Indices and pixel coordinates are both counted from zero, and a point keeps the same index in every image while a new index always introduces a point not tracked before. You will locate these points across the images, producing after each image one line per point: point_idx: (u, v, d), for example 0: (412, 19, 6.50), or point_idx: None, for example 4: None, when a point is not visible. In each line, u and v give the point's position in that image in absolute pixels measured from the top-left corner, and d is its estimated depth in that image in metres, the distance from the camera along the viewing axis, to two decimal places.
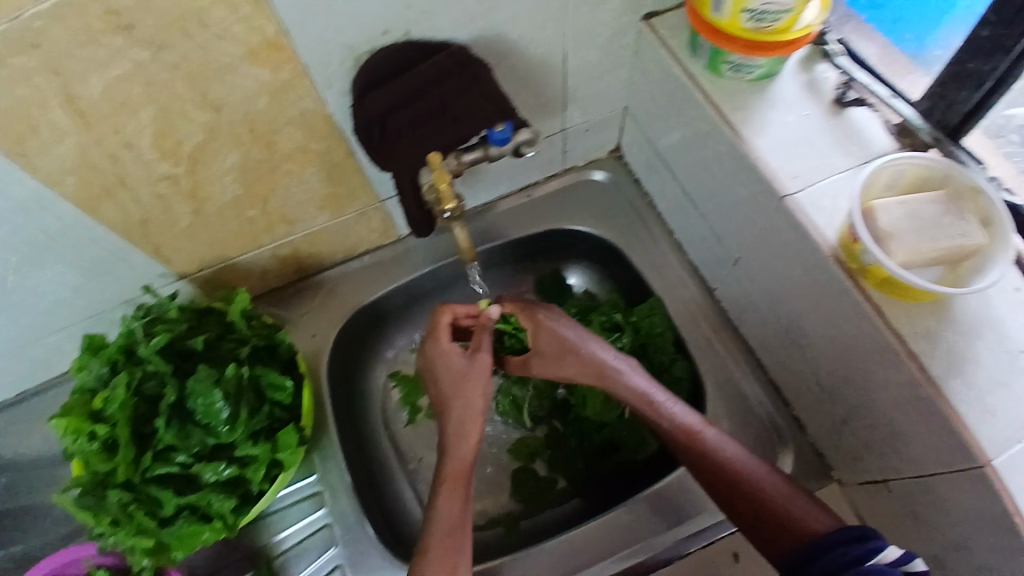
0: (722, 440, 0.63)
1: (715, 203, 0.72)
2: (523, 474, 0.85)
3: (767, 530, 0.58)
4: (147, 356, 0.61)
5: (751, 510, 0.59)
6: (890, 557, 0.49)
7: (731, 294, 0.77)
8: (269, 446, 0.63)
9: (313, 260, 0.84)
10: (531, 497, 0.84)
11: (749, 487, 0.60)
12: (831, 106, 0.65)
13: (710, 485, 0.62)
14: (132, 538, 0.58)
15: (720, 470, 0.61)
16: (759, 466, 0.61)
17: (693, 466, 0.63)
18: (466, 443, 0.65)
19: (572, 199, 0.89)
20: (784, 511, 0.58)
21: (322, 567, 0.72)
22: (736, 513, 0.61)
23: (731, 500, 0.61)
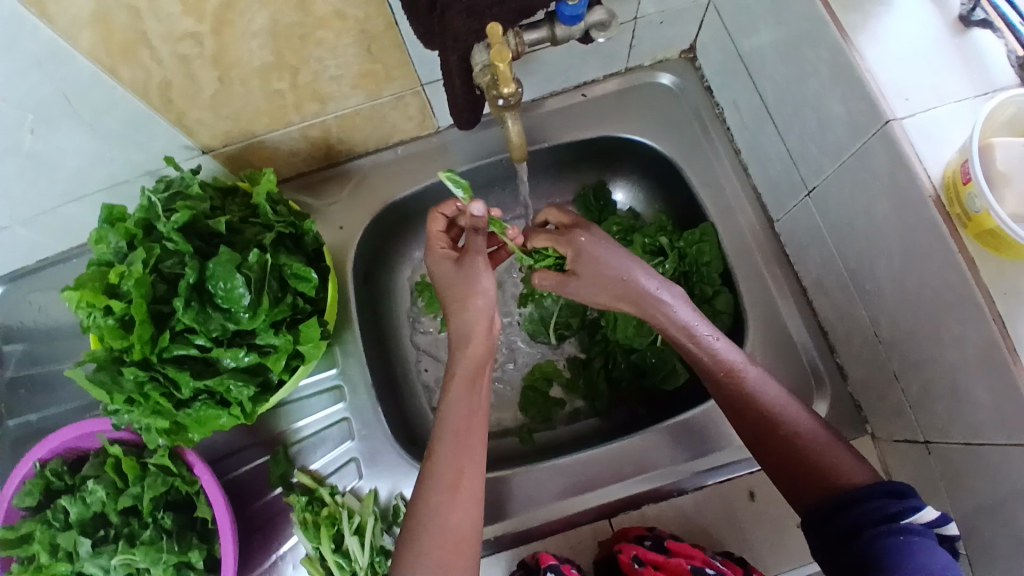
0: (765, 383, 0.59)
1: (798, 123, 0.65)
2: (534, 393, 0.82)
3: (797, 478, 0.56)
4: (168, 233, 0.58)
5: (783, 456, 0.57)
6: (926, 518, 0.49)
7: (795, 226, 0.70)
8: (290, 337, 0.61)
9: (344, 145, 0.79)
10: (543, 415, 0.82)
11: (785, 434, 0.57)
12: (953, 23, 0.56)
13: (743, 427, 0.59)
14: (148, 417, 0.57)
15: (755, 412, 0.58)
16: (799, 412, 0.58)
17: (728, 406, 0.60)
18: (472, 350, 0.61)
19: (631, 103, 0.81)
20: (818, 461, 0.55)
21: (339, 457, 0.73)
22: (766, 459, 0.58)
23: (763, 445, 0.58)
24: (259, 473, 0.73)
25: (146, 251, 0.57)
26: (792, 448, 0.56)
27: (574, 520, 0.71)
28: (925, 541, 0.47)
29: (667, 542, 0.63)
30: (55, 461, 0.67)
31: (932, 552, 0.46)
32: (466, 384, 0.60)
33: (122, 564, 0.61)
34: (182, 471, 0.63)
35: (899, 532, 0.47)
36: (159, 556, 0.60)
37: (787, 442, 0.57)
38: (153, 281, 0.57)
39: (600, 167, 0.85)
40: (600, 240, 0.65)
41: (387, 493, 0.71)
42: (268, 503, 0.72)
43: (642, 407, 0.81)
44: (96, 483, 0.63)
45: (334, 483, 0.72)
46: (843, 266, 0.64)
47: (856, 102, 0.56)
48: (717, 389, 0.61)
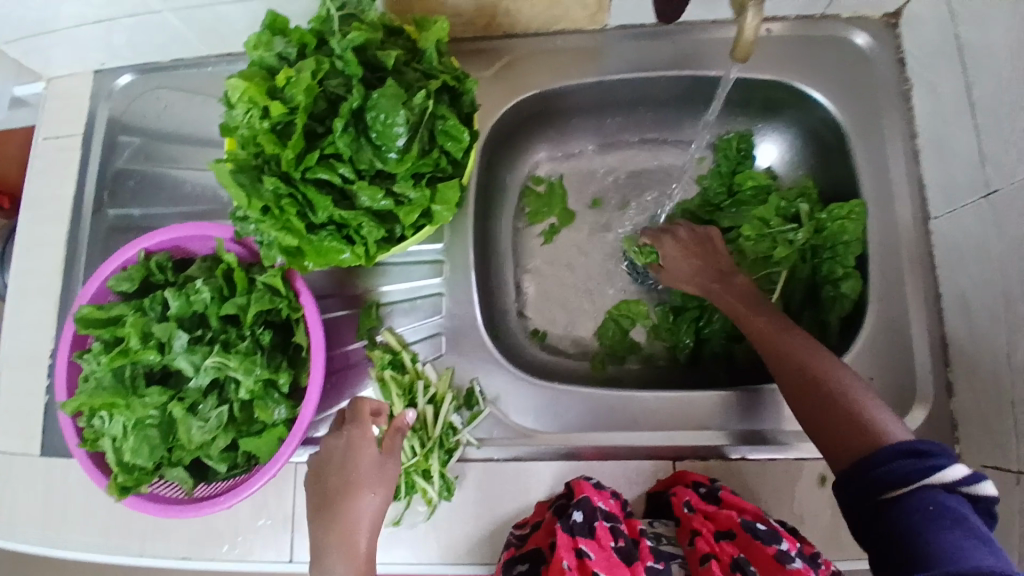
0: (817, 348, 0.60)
1: (1010, 118, 0.59)
2: (617, 324, 0.81)
3: (826, 433, 0.54)
4: (341, 51, 0.56)
5: (815, 410, 0.55)
6: (948, 476, 0.46)
7: (956, 228, 0.66)
8: (427, 193, 0.59)
9: (507, 20, 0.74)
10: (619, 346, 0.81)
11: (821, 387, 0.56)
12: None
13: (780, 377, 0.60)
14: (277, 233, 0.57)
15: (793, 363, 0.59)
16: (846, 373, 0.56)
17: (771, 358, 0.61)
18: (339, 530, 0.57)
19: (818, 54, 0.74)
20: (851, 416, 0.53)
21: (425, 329, 0.73)
22: (803, 413, 0.57)
23: (794, 396, 0.58)
24: (344, 324, 0.74)
25: (316, 63, 0.55)
26: (824, 400, 0.55)
27: (631, 452, 0.71)
28: (950, 504, 0.45)
29: (721, 492, 0.64)
30: (162, 255, 0.68)
31: (961, 523, 0.44)
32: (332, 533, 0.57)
33: (213, 367, 0.62)
34: (289, 296, 0.64)
35: (925, 502, 0.45)
36: (252, 368, 0.61)
37: (820, 394, 0.56)
38: (316, 96, 0.56)
39: (754, 115, 0.80)
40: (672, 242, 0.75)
41: (463, 375, 0.72)
42: (346, 353, 0.73)
43: (722, 370, 0.79)
44: (204, 284, 0.63)
45: (416, 351, 0.72)
46: (1001, 282, 0.61)
47: None
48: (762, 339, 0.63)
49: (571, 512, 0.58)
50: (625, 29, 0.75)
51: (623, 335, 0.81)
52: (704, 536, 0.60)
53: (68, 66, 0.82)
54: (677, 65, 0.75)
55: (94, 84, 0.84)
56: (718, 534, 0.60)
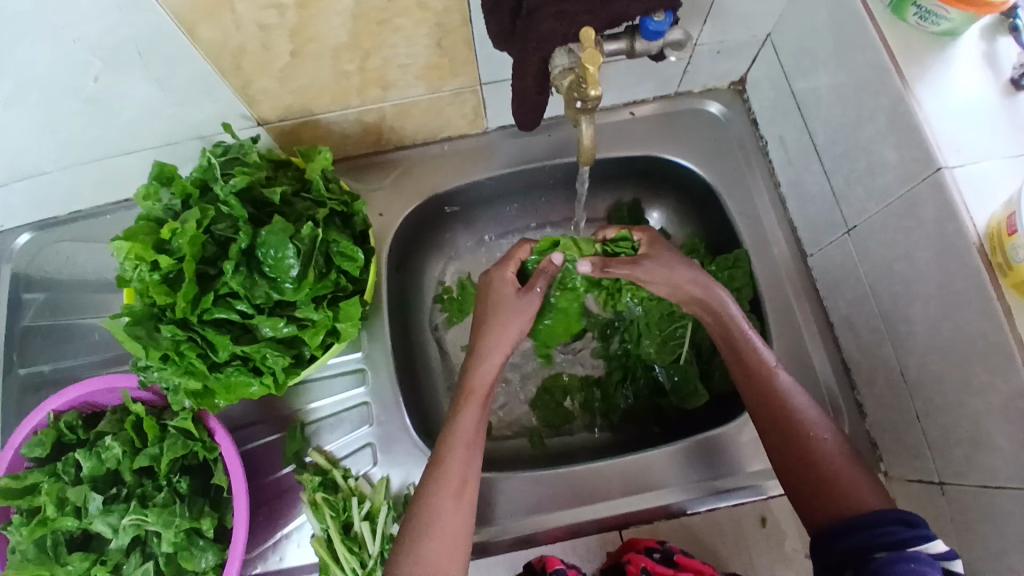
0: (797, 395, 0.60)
1: (846, 162, 0.66)
2: (548, 397, 0.83)
3: (807, 491, 0.56)
4: (225, 196, 0.59)
5: (797, 467, 0.57)
6: (935, 550, 0.46)
7: (829, 262, 0.72)
8: (329, 313, 0.61)
9: (394, 134, 0.80)
10: (553, 419, 0.82)
11: (807, 445, 0.57)
12: (1004, 85, 0.57)
13: (763, 427, 0.60)
14: (180, 377, 0.57)
15: (779, 416, 0.59)
16: (826, 427, 0.58)
17: (755, 403, 0.61)
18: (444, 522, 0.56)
19: (677, 127, 0.82)
20: (836, 480, 0.55)
21: (354, 441, 0.73)
22: (787, 466, 0.58)
23: (780, 448, 0.59)
24: (270, 450, 0.73)
25: (201, 211, 0.57)
26: (807, 461, 0.57)
27: (576, 529, 0.71)
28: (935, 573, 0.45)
29: (676, 556, 0.64)
30: (70, 413, 0.66)
31: None
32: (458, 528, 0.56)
33: (132, 525, 0.60)
34: (203, 436, 0.63)
35: (908, 560, 0.45)
36: (172, 520, 0.59)
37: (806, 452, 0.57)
38: (204, 241, 0.58)
39: (639, 185, 0.86)
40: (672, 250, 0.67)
41: (399, 483, 0.71)
42: (277, 480, 0.72)
43: (655, 424, 0.81)
44: (113, 439, 0.62)
45: (347, 467, 0.71)
46: (876, 305, 0.65)
47: (909, 147, 0.57)
48: (749, 382, 0.61)
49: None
50: (503, 129, 0.83)
51: (556, 407, 0.82)
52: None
53: None
54: (556, 153, 0.82)
55: None
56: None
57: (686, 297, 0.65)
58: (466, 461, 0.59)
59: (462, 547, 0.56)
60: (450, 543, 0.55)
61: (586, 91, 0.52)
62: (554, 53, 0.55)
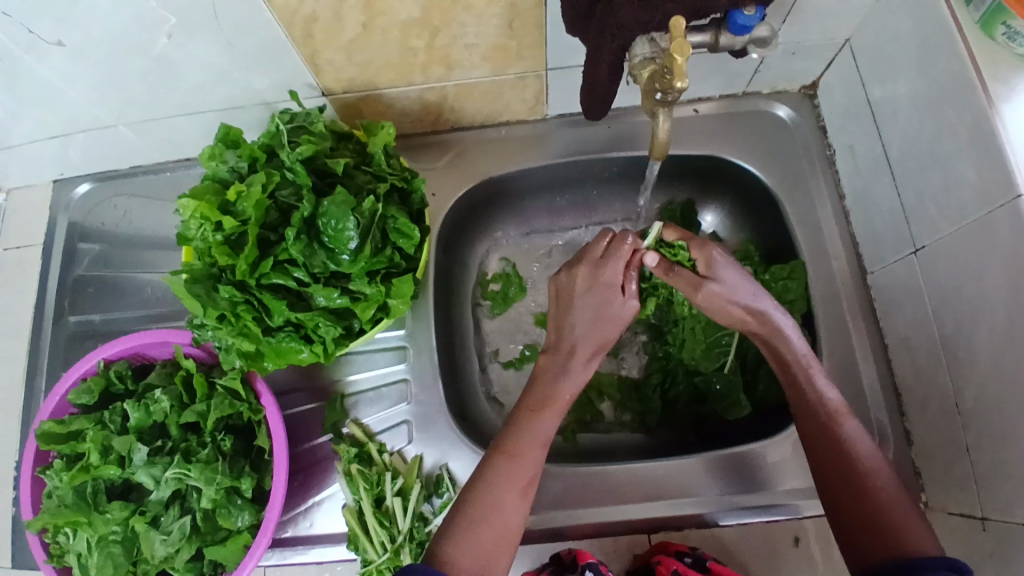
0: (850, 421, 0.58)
1: (920, 178, 0.63)
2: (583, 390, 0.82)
3: (847, 520, 0.55)
4: (290, 163, 0.59)
5: (850, 506, 0.55)
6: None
7: (891, 281, 0.70)
8: (382, 288, 0.61)
9: (453, 114, 0.79)
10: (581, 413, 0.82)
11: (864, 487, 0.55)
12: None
13: (818, 468, 0.58)
14: (234, 338, 0.58)
15: (837, 454, 0.57)
16: (886, 473, 0.56)
17: (811, 441, 0.59)
18: (500, 509, 0.57)
19: (740, 128, 0.80)
20: (876, 514, 0.53)
21: (392, 417, 0.73)
22: (828, 489, 0.57)
23: (830, 485, 0.56)
24: (309, 418, 0.74)
25: (266, 177, 0.58)
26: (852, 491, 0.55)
27: (603, 527, 0.71)
28: None
29: (709, 563, 0.64)
30: (121, 364, 0.68)
31: None
32: (508, 519, 0.57)
33: (174, 478, 0.61)
34: (249, 399, 0.64)
35: None
36: (214, 477, 0.61)
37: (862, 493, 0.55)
38: (267, 206, 0.58)
39: (696, 186, 0.85)
40: (728, 259, 0.65)
41: (432, 462, 0.71)
42: (314, 447, 0.73)
43: (692, 432, 0.80)
44: (163, 392, 0.64)
45: (383, 441, 0.72)
46: (937, 330, 0.63)
47: (990, 168, 0.54)
48: (801, 404, 0.60)
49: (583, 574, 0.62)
50: (562, 117, 0.82)
51: (588, 404, 0.82)
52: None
53: (30, 180, 0.84)
54: (614, 146, 0.81)
55: (55, 196, 0.85)
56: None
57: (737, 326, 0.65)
58: (538, 462, 0.59)
59: (509, 538, 0.56)
60: (502, 537, 0.56)
61: (671, 80, 0.49)
62: (635, 42, 0.54)
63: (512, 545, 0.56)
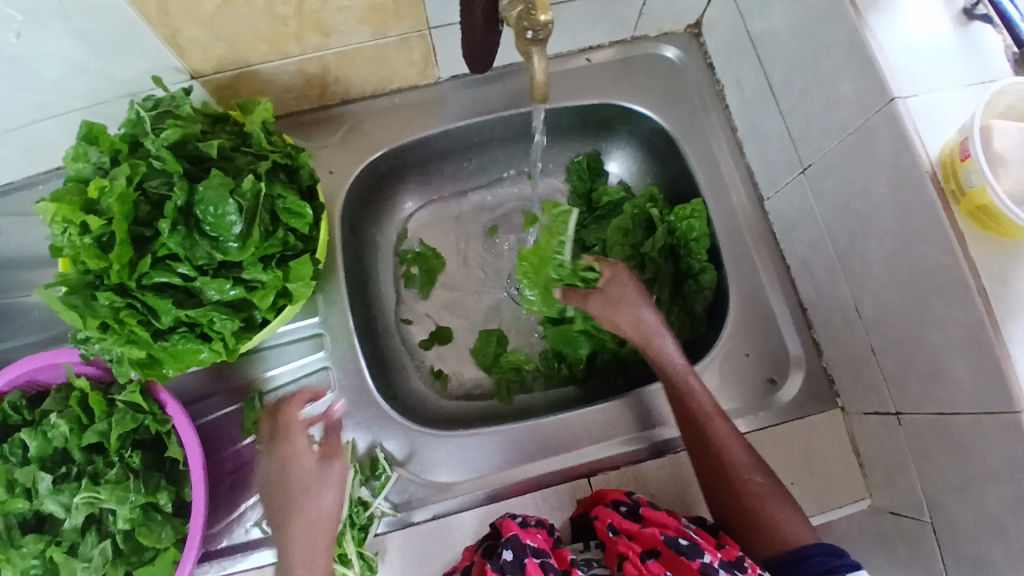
0: (730, 436, 0.64)
1: (801, 102, 0.65)
2: (490, 341, 0.82)
3: (741, 537, 0.60)
4: (156, 150, 0.55)
5: (738, 518, 0.61)
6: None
7: (785, 205, 0.72)
8: (279, 274, 0.58)
9: (340, 86, 0.76)
10: (485, 357, 0.82)
11: (728, 475, 0.62)
12: (957, 15, 0.56)
13: (710, 488, 0.63)
14: (122, 347, 0.54)
15: (719, 467, 0.63)
16: (755, 466, 0.63)
17: (693, 445, 0.65)
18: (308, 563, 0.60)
19: (633, 73, 0.81)
20: (766, 522, 0.60)
21: (317, 406, 0.71)
22: (719, 510, 0.62)
23: (723, 504, 0.62)
24: (229, 421, 0.70)
25: (130, 167, 0.54)
26: (743, 506, 0.61)
27: (550, 480, 0.71)
28: None
29: (641, 509, 0.63)
30: (15, 393, 0.61)
31: None
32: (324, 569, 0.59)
33: (85, 503, 0.57)
34: (153, 409, 0.60)
35: None
36: (126, 496, 0.57)
37: (728, 478, 0.62)
38: (136, 200, 0.54)
39: (597, 135, 0.86)
40: (629, 278, 0.71)
41: (365, 446, 0.70)
42: (238, 451, 0.69)
43: (621, 375, 0.82)
44: (59, 416, 0.59)
45: (310, 433, 0.70)
46: (831, 246, 0.65)
47: (863, 83, 0.56)
48: (688, 431, 0.66)
49: (500, 553, 0.56)
50: (456, 78, 0.80)
51: (493, 357, 0.82)
52: (631, 558, 0.57)
53: None
54: (513, 103, 0.80)
55: None
56: (644, 554, 0.58)
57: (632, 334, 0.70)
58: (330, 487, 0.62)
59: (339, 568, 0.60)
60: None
61: (537, 16, 0.48)
62: None
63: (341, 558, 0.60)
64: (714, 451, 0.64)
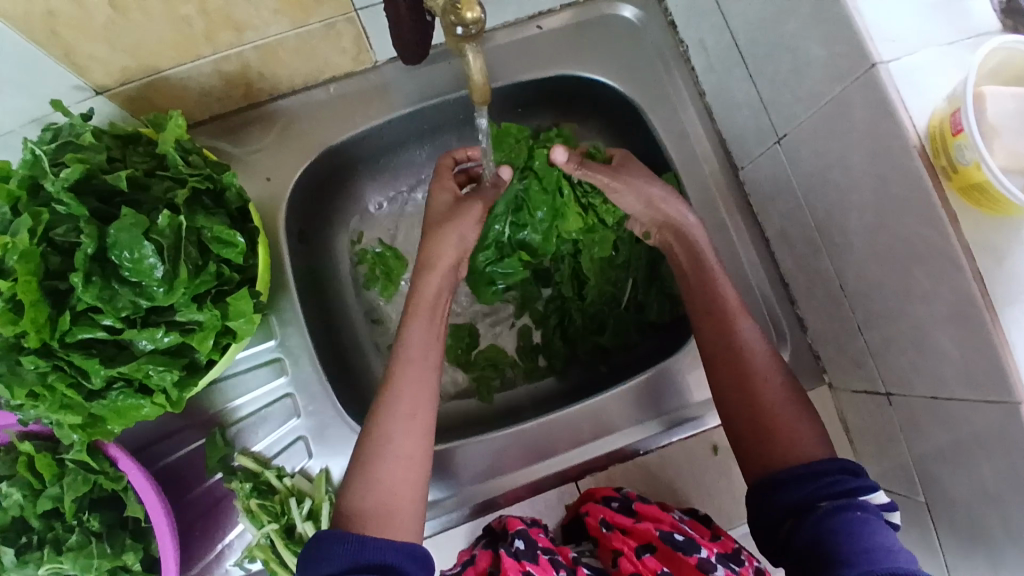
0: (755, 338, 0.60)
1: (771, 65, 0.59)
2: (461, 339, 0.77)
3: (750, 441, 0.58)
4: (57, 193, 0.48)
5: (748, 418, 0.58)
6: (877, 501, 0.51)
7: (760, 175, 0.67)
8: (217, 312, 0.53)
9: (266, 83, 0.68)
10: (460, 357, 0.77)
11: (750, 373, 0.59)
12: None
13: (723, 394, 0.60)
14: (57, 414, 0.50)
15: (736, 351, 0.60)
16: (778, 372, 0.59)
17: (709, 342, 0.62)
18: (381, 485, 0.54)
19: (588, 38, 0.74)
20: (777, 425, 0.57)
21: (284, 436, 0.67)
22: (731, 402, 0.59)
23: (735, 397, 0.59)
24: (192, 460, 0.66)
25: (32, 216, 0.48)
26: (757, 406, 0.58)
27: (540, 485, 0.69)
28: (877, 520, 0.49)
29: (635, 504, 0.62)
30: None
31: (881, 532, 0.48)
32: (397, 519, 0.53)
33: (52, 574, 0.54)
34: (104, 467, 0.56)
35: (856, 507, 0.49)
36: (89, 563, 0.53)
37: (748, 376, 0.59)
38: (44, 252, 0.48)
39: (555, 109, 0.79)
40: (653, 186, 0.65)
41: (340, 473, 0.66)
42: (209, 489, 0.66)
43: (602, 362, 0.78)
44: (9, 485, 0.55)
45: (280, 465, 0.66)
46: (811, 219, 0.61)
47: (839, 44, 0.51)
48: (708, 313, 0.62)
49: (513, 542, 0.59)
50: (396, 60, 0.72)
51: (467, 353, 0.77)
52: (626, 555, 0.58)
53: None
54: (462, 84, 0.73)
55: None
56: (639, 549, 0.58)
57: (662, 218, 0.65)
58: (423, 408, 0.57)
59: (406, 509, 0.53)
60: (407, 462, 0.55)
61: (462, 12, 0.41)
62: None
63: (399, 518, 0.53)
64: (729, 349, 0.60)
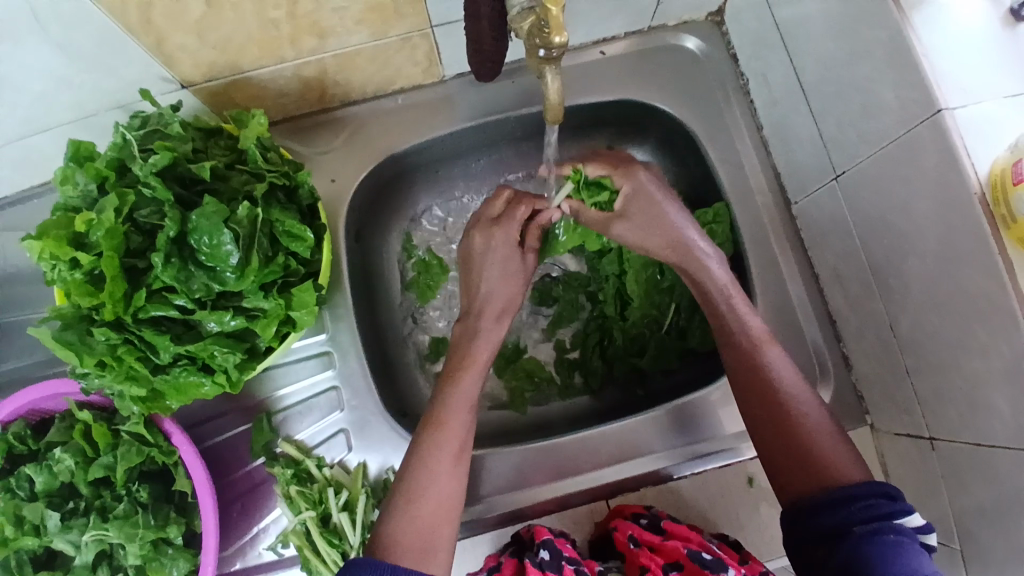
0: (780, 361, 0.58)
1: (837, 104, 0.60)
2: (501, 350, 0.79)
3: (781, 470, 0.55)
4: (144, 177, 0.52)
5: (781, 446, 0.55)
6: (913, 524, 0.48)
7: (816, 210, 0.68)
8: (281, 301, 0.55)
9: (340, 89, 0.72)
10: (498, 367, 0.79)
11: (775, 396, 0.57)
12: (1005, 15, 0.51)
13: (754, 420, 0.57)
14: (121, 384, 0.52)
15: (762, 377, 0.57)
16: (808, 399, 0.57)
17: (737, 369, 0.59)
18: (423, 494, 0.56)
19: (651, 66, 0.76)
20: (811, 453, 0.54)
21: (326, 428, 0.69)
22: (761, 431, 0.57)
23: (766, 425, 0.56)
24: (237, 443, 0.68)
25: (118, 197, 0.51)
26: (788, 435, 0.55)
27: (566, 500, 0.69)
28: (914, 544, 0.47)
29: (663, 522, 0.63)
30: (18, 424, 0.59)
31: (915, 556, 0.46)
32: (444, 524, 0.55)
33: (94, 540, 0.56)
34: (157, 441, 0.58)
35: (889, 531, 0.47)
36: (134, 532, 0.56)
37: (774, 399, 0.56)
38: (126, 231, 0.51)
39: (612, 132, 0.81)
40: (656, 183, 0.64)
41: (377, 468, 0.68)
42: (248, 473, 0.68)
43: (639, 386, 0.78)
44: (62, 450, 0.57)
45: (320, 455, 0.68)
46: (866, 259, 0.61)
47: (908, 87, 0.51)
48: (730, 343, 0.60)
49: (539, 551, 0.59)
50: (463, 75, 0.75)
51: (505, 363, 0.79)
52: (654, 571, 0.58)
53: None
54: (524, 102, 0.75)
55: None
56: (667, 566, 0.59)
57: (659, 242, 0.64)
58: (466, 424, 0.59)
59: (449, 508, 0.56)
60: (443, 504, 0.55)
61: (550, 36, 0.43)
62: None
63: (452, 513, 0.56)
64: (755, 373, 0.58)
